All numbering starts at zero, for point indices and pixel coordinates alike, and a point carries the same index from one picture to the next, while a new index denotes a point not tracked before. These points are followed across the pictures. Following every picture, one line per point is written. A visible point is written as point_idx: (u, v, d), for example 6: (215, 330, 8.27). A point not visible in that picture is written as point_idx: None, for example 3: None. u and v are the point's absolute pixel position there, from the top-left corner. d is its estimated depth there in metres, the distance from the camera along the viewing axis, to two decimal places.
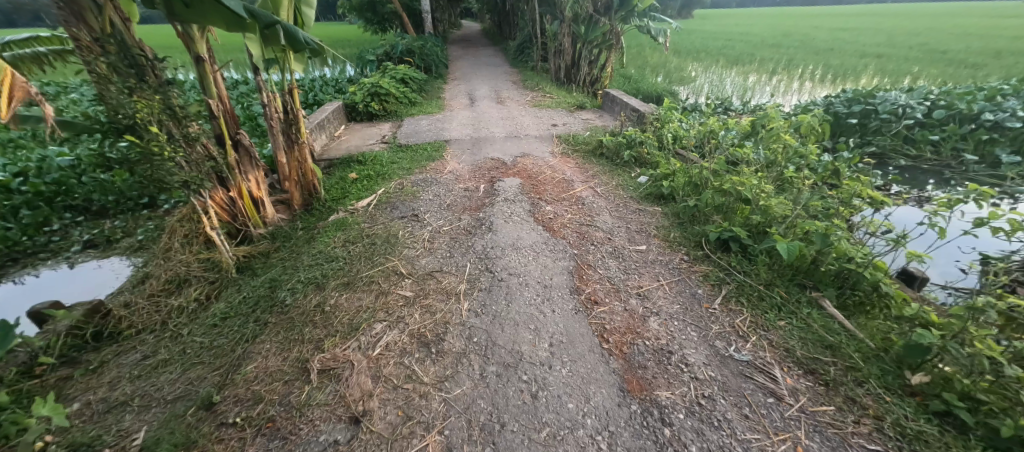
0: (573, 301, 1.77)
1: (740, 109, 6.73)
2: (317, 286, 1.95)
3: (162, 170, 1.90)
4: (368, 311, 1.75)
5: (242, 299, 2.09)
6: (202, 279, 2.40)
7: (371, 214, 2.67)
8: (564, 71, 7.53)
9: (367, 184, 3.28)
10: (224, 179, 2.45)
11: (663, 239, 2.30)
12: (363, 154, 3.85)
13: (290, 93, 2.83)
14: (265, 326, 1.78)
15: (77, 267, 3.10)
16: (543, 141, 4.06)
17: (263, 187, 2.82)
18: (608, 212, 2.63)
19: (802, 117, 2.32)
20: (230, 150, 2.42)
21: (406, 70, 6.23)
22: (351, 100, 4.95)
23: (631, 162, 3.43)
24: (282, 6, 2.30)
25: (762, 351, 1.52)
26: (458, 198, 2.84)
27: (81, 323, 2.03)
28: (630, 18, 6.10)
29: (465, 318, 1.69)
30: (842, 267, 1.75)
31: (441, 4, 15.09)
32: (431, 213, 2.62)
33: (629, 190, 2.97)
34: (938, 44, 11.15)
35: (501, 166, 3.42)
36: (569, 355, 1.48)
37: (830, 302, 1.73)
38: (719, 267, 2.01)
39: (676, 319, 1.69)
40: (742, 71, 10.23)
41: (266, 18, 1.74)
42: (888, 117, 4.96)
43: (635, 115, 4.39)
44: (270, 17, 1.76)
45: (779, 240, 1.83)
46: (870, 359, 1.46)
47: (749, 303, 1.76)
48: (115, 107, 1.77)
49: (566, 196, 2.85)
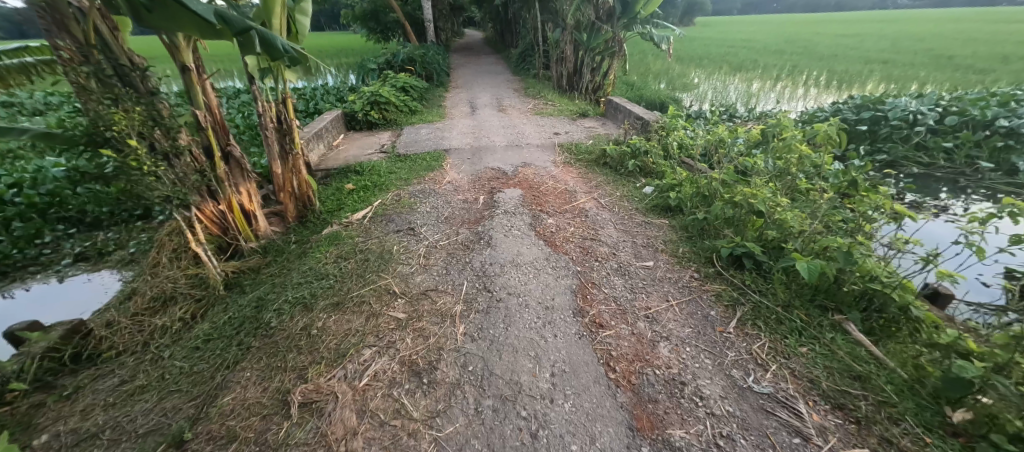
0: (577, 325, 1.64)
1: (746, 116, 6.64)
2: (305, 307, 1.84)
3: (142, 185, 1.80)
4: (357, 335, 1.64)
5: (228, 320, 1.98)
6: (189, 296, 2.31)
7: (365, 228, 2.57)
8: (566, 79, 7.48)
9: (364, 195, 3.19)
10: (213, 191, 2.36)
11: (671, 254, 2.17)
12: (361, 164, 3.77)
13: (283, 103, 2.75)
14: (248, 350, 1.67)
15: (66, 281, 3.02)
16: (544, 150, 3.96)
17: (256, 199, 2.73)
18: (613, 225, 2.51)
19: (817, 126, 2.20)
20: (219, 163, 2.33)
21: (407, 79, 6.18)
22: (350, 109, 4.90)
23: (635, 172, 3.32)
24: (273, 14, 2.24)
25: (784, 383, 1.39)
26: (457, 210, 2.73)
27: (58, 345, 1.94)
28: (632, 26, 6.04)
29: (460, 343, 1.57)
30: (867, 287, 1.62)
31: (444, 13, 15.22)
32: (427, 226, 2.52)
33: (634, 201, 2.85)
34: (943, 49, 11.03)
35: (501, 176, 3.32)
36: (573, 387, 1.35)
37: (855, 326, 1.60)
38: (733, 286, 1.88)
39: (688, 345, 1.56)
40: (745, 77, 10.14)
41: (238, 24, 1.58)
42: (899, 125, 4.83)
43: (640, 123, 4.30)
44: (243, 23, 1.60)
45: (798, 259, 1.69)
46: (905, 392, 1.31)
47: (767, 326, 1.63)
48: (93, 119, 1.68)
49: (569, 208, 2.75)
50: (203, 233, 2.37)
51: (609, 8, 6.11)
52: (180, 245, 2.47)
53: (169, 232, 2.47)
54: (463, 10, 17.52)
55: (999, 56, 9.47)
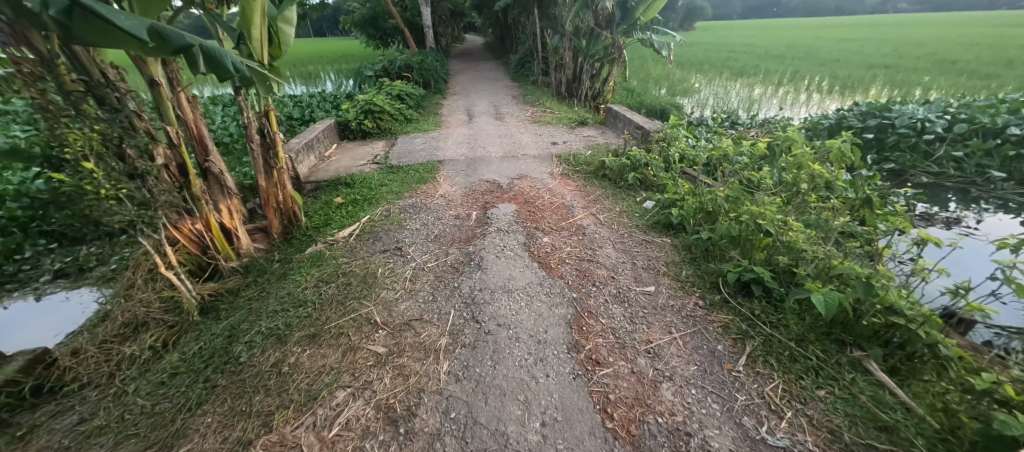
0: (571, 362, 1.50)
1: (748, 123, 6.51)
2: (279, 340, 1.70)
3: (100, 210, 1.68)
4: (332, 374, 1.50)
5: (197, 352, 1.85)
6: (162, 323, 2.17)
7: (351, 247, 2.44)
8: (565, 85, 7.38)
9: (353, 210, 3.06)
10: (189, 210, 2.24)
11: (674, 278, 2.03)
12: (352, 176, 3.65)
13: (264, 118, 2.63)
14: (214, 390, 1.53)
15: (44, 299, 2.89)
16: (541, 161, 3.83)
17: (237, 215, 2.61)
18: (612, 244, 2.38)
19: (830, 142, 2.07)
20: (195, 180, 2.20)
21: (403, 87, 6.10)
22: (343, 118, 4.80)
23: (635, 185, 3.18)
24: (253, 23, 2.13)
25: (803, 434, 1.24)
26: (448, 227, 2.61)
27: (17, 378, 1.80)
28: (632, 32, 5.96)
29: (442, 384, 1.43)
30: (889, 321, 1.47)
31: (444, 19, 15.21)
32: (416, 246, 2.39)
33: (634, 217, 2.71)
34: (946, 54, 10.92)
35: (496, 189, 3.20)
36: (565, 440, 1.20)
37: (877, 364, 1.45)
38: (741, 315, 1.74)
39: (693, 386, 1.42)
40: (746, 83, 10.03)
41: (176, 41, 1.34)
42: (907, 132, 4.70)
43: (640, 133, 4.18)
44: (182, 38, 1.36)
45: (813, 290, 1.54)
46: (939, 447, 1.15)
47: (780, 365, 1.49)
48: (48, 138, 1.54)
49: (566, 224, 2.61)
50: (178, 253, 2.25)
51: (608, 14, 6.03)
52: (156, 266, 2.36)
53: (143, 252, 2.34)
54: (463, 16, 17.52)
55: (1004, 60, 9.35)
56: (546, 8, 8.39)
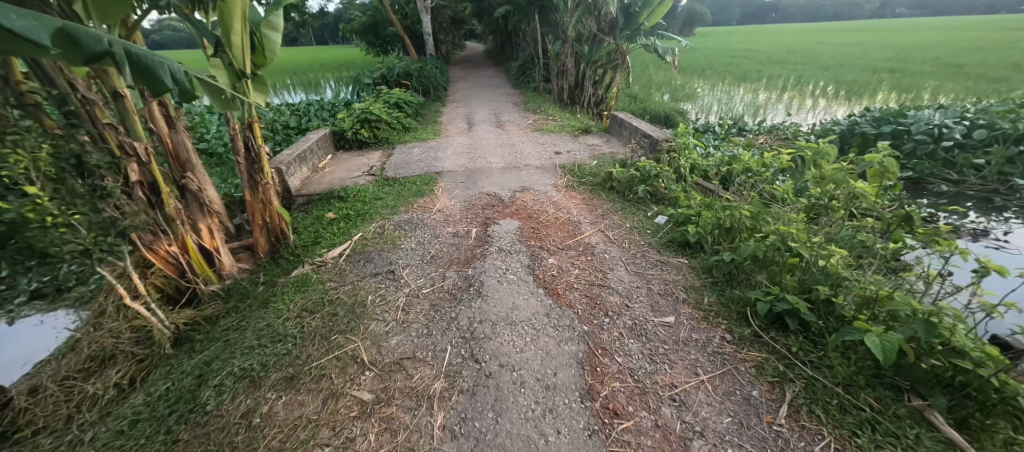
0: (586, 414, 1.29)
1: (755, 129, 6.33)
2: (252, 384, 1.50)
3: (45, 242, 1.39)
4: (308, 428, 1.29)
5: (163, 393, 1.63)
6: (131, 356, 1.98)
7: (340, 270, 2.24)
8: (567, 92, 7.22)
9: (344, 226, 2.88)
10: (164, 231, 2.06)
11: (695, 307, 1.83)
12: (346, 189, 3.47)
13: (249, 130, 2.35)
14: (173, 446, 1.32)
15: (16, 324, 2.68)
16: (545, 172, 3.65)
17: (219, 234, 2.43)
18: (624, 266, 2.18)
19: (869, 156, 1.86)
20: (170, 199, 2.00)
21: (401, 94, 5.95)
22: (339, 127, 4.63)
23: (646, 198, 2.98)
24: (233, 21, 1.96)
25: None
26: (446, 247, 2.41)
27: None
28: (636, 38, 5.78)
29: (436, 443, 1.22)
30: (956, 366, 1.25)
31: (444, 26, 15.17)
32: (410, 268, 2.20)
33: (646, 234, 2.52)
34: (951, 58, 10.76)
35: (497, 203, 3.01)
36: None
37: (942, 417, 1.24)
38: (777, 354, 1.53)
39: (729, 445, 1.21)
40: (750, 88, 9.87)
41: (95, 48, 1.11)
42: (923, 139, 4.51)
43: (647, 141, 3.99)
44: (102, 45, 1.13)
45: (865, 329, 1.33)
46: None
47: (829, 416, 1.28)
48: None
49: (572, 243, 2.42)
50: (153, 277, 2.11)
51: (611, 20, 5.91)
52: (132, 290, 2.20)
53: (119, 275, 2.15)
54: (464, 23, 17.50)
55: (1012, 64, 9.17)
56: (547, 14, 8.28)
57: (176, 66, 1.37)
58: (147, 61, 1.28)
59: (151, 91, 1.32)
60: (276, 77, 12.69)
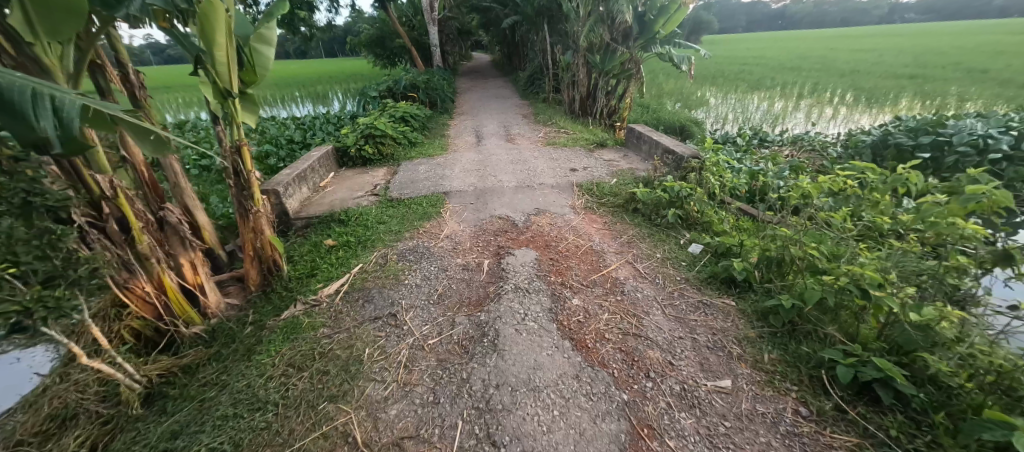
0: None
1: (778, 140, 6.01)
2: None
3: None
4: None
5: None
6: (95, 416, 1.70)
7: (335, 313, 1.98)
8: (578, 103, 6.98)
9: (344, 256, 2.62)
10: (139, 270, 1.82)
11: (755, 367, 1.52)
12: (347, 211, 3.23)
13: (238, 154, 2.09)
14: None
15: None
16: (560, 191, 3.38)
17: (204, 268, 2.19)
18: (661, 310, 1.88)
19: (972, 187, 1.52)
20: (144, 236, 1.76)
21: (408, 108, 5.77)
22: (342, 143, 4.43)
23: (676, 223, 2.68)
24: (213, 26, 1.70)
25: None
26: (455, 284, 2.14)
27: None
28: (651, 46, 5.65)
29: None
30: None
31: (451, 38, 15.20)
32: (414, 312, 1.92)
33: (682, 267, 2.22)
34: (973, 62, 10.35)
35: (509, 229, 2.74)
36: None
37: None
38: (872, 439, 1.22)
39: None
40: (766, 96, 9.56)
41: None
42: (967, 151, 4.07)
43: (670, 157, 3.71)
44: None
45: (1004, 420, 1.01)
46: None
47: None
48: None
49: (598, 278, 2.14)
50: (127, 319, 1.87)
51: (625, 29, 5.74)
52: (106, 335, 1.96)
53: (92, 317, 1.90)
54: (472, 34, 17.51)
55: None
56: (556, 24, 8.09)
57: (67, 98, 1.04)
58: (14, 95, 0.97)
59: (23, 139, 0.99)
60: (285, 90, 12.71)
